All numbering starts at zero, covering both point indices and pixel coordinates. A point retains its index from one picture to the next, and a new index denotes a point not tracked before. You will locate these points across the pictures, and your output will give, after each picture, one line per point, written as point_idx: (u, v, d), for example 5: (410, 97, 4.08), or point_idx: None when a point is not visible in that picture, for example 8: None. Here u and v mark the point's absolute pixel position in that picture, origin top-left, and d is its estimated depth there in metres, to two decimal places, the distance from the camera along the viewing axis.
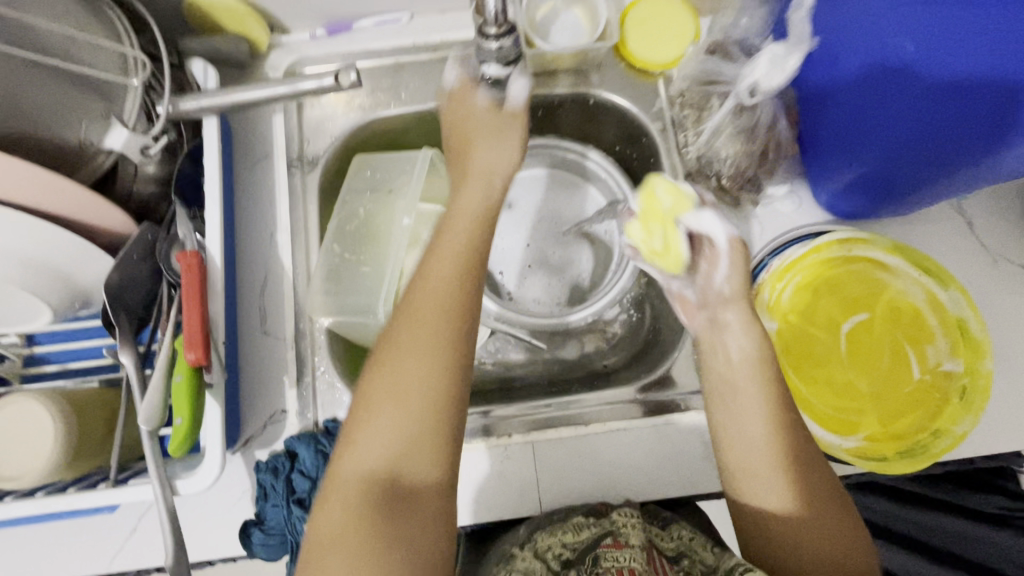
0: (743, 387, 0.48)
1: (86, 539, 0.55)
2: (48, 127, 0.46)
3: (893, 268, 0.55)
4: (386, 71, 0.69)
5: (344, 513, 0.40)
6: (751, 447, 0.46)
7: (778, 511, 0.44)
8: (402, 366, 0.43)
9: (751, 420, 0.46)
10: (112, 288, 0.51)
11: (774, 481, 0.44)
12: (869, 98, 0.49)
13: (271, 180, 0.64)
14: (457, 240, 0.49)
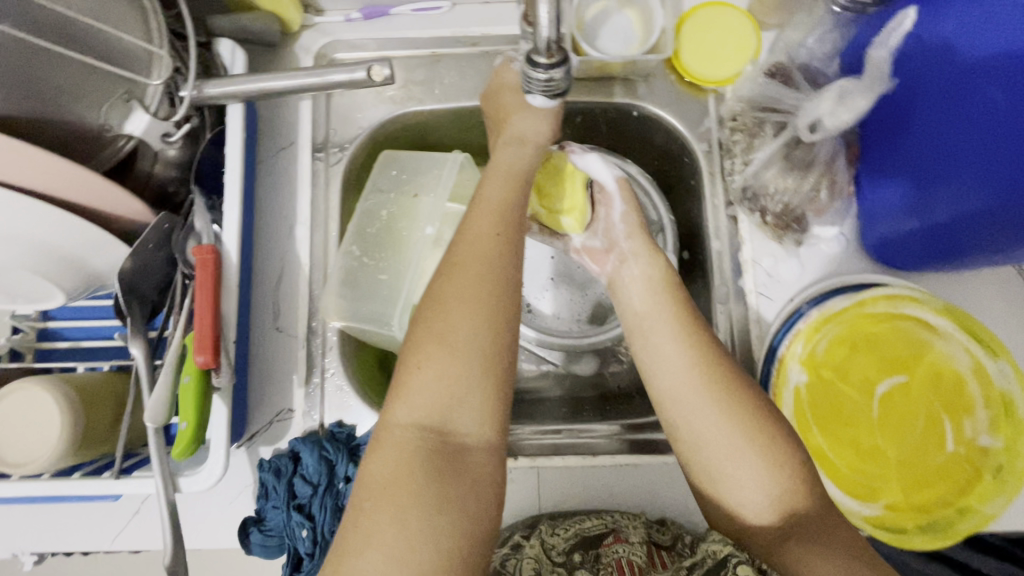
0: (656, 318, 0.50)
1: (90, 516, 0.55)
2: (70, 112, 0.44)
3: (939, 331, 0.52)
4: (421, 62, 0.66)
5: (395, 460, 0.39)
6: (677, 380, 0.47)
7: (717, 445, 0.45)
8: (454, 321, 0.42)
9: (673, 355, 0.48)
10: (125, 276, 0.50)
11: (707, 414, 0.45)
12: (945, 114, 0.45)
13: (294, 169, 0.62)
14: (494, 196, 0.49)
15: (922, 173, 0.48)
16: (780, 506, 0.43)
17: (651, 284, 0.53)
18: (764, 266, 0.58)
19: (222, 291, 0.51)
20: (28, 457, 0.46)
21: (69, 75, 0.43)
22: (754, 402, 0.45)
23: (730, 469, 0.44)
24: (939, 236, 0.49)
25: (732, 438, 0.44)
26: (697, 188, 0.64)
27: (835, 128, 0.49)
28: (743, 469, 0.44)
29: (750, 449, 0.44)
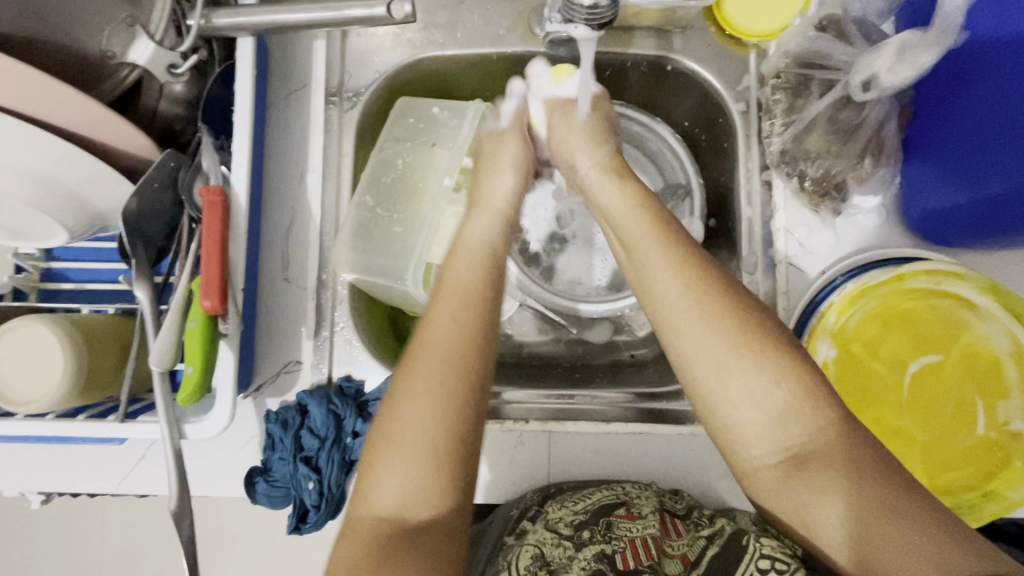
0: (639, 231, 0.46)
1: (96, 459, 0.55)
2: (71, 36, 0.43)
3: (981, 310, 0.49)
4: (443, 3, 0.61)
5: (351, 558, 0.37)
6: (670, 298, 0.43)
7: (722, 365, 0.40)
8: (411, 418, 0.39)
9: (664, 269, 0.43)
10: (131, 216, 0.48)
11: (708, 331, 0.41)
12: (951, 100, 0.47)
13: (306, 113, 0.59)
14: (460, 277, 0.46)
15: (988, 142, 0.44)
16: (793, 424, 0.39)
17: (637, 203, 0.48)
18: (796, 237, 0.55)
19: (229, 235, 0.50)
20: (33, 396, 0.45)
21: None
22: (753, 315, 0.41)
23: (736, 387, 0.40)
24: (1000, 215, 0.46)
25: (731, 351, 0.40)
26: (730, 151, 0.60)
27: (890, 86, 0.46)
28: (750, 386, 0.39)
29: (755, 364, 0.40)
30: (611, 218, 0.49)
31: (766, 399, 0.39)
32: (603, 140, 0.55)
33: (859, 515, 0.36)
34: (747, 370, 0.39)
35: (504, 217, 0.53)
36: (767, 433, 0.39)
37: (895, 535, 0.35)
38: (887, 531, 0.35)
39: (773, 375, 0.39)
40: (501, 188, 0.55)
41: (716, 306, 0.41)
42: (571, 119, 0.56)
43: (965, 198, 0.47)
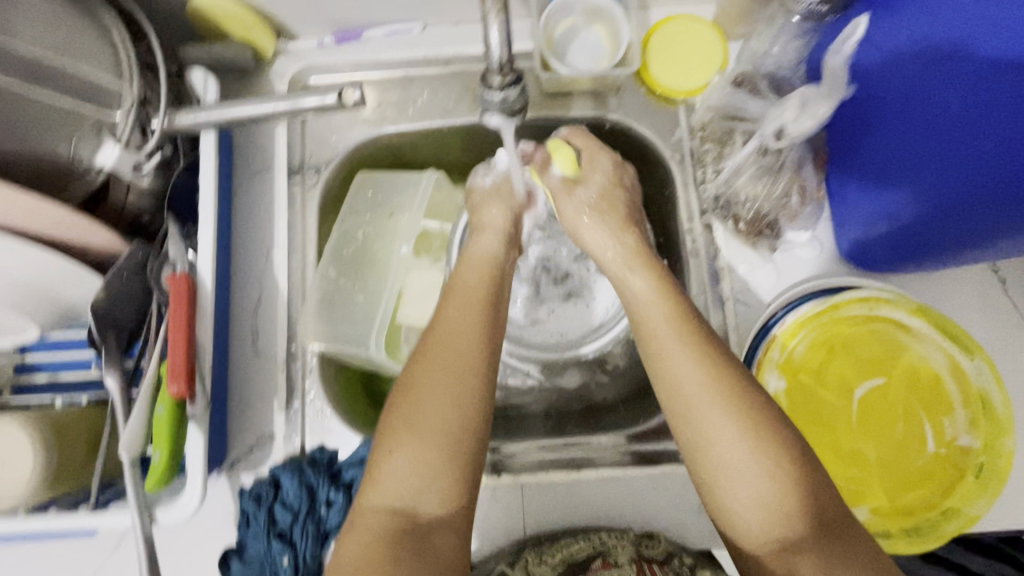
0: (655, 318, 0.48)
1: (71, 551, 0.55)
2: (43, 147, 0.45)
3: (915, 331, 0.52)
4: (395, 84, 0.67)
5: (364, 545, 0.39)
6: (689, 395, 0.44)
7: (730, 459, 0.41)
8: (425, 404, 0.43)
9: (688, 367, 0.44)
10: (99, 308, 0.50)
11: (722, 425, 0.42)
12: (911, 102, 0.45)
13: (270, 193, 0.62)
14: (470, 279, 0.51)
15: (900, 169, 0.48)
16: (793, 522, 0.40)
17: (662, 295, 0.49)
18: (740, 274, 0.59)
19: (196, 318, 0.51)
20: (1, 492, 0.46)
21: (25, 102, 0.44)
22: (769, 415, 0.42)
23: (737, 474, 0.41)
24: (926, 238, 0.48)
25: (733, 439, 0.41)
26: (671, 197, 0.64)
27: (798, 135, 0.50)
28: (753, 481, 0.41)
29: (762, 463, 0.41)
30: (631, 303, 0.50)
31: (767, 493, 0.40)
32: (614, 213, 0.56)
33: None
34: (753, 467, 0.41)
35: (505, 232, 0.56)
36: (767, 526, 0.40)
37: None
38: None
39: (781, 474, 0.40)
40: (490, 249, 0.54)
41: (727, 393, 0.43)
42: (578, 193, 0.57)
43: (889, 225, 0.50)
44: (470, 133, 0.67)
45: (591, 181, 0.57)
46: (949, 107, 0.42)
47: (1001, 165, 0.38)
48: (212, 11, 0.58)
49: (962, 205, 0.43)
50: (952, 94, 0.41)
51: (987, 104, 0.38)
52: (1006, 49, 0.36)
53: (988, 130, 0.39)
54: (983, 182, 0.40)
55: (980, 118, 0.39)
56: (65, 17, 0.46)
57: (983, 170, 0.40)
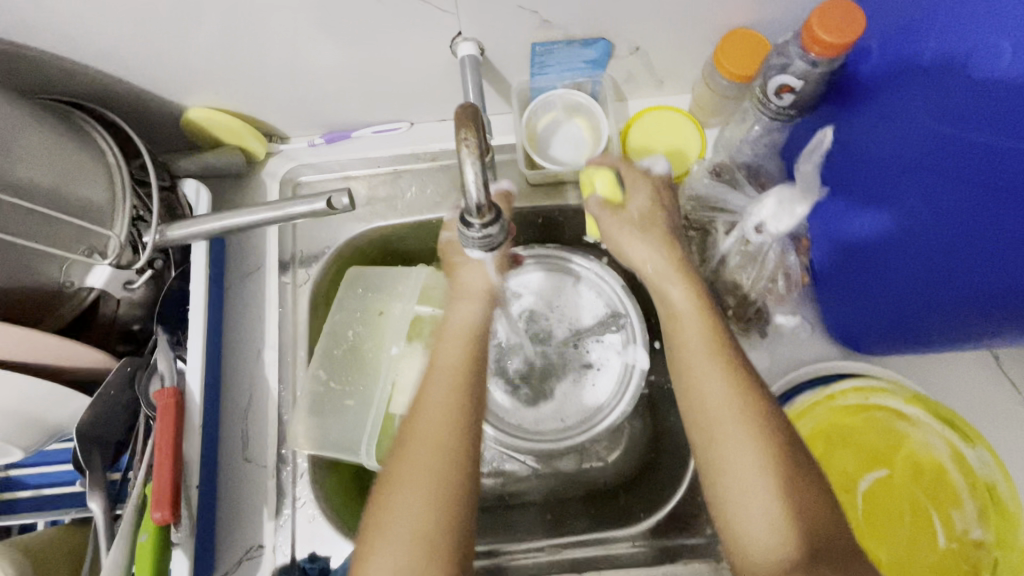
0: (684, 320, 0.47)
1: None
2: (34, 273, 0.46)
3: (912, 419, 0.51)
4: (384, 179, 0.69)
5: None
6: (714, 407, 0.44)
7: (742, 468, 0.42)
8: (401, 506, 0.42)
9: (715, 382, 0.44)
10: (85, 427, 0.49)
11: (742, 440, 0.42)
12: (888, 121, 0.46)
13: (261, 292, 0.63)
14: (449, 359, 0.48)
15: (878, 191, 0.48)
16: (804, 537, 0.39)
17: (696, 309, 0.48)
18: None
19: (184, 433, 0.51)
20: None
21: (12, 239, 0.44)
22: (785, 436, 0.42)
23: (748, 486, 0.41)
24: (901, 329, 0.50)
25: (746, 445, 0.42)
26: None
27: (778, 232, 0.51)
28: (760, 494, 0.41)
29: (772, 479, 0.41)
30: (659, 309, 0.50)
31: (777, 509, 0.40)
32: (656, 226, 0.52)
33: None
34: (763, 481, 0.41)
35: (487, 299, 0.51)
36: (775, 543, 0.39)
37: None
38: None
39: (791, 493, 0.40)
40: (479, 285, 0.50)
41: (741, 396, 0.44)
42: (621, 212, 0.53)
43: (868, 312, 0.52)
44: None
45: (636, 199, 0.53)
46: (922, 209, 0.44)
47: (976, 270, 0.40)
48: (205, 122, 0.61)
49: (938, 302, 0.44)
50: (924, 197, 0.43)
51: (959, 211, 0.40)
52: (977, 167, 0.38)
53: (961, 236, 0.41)
54: (958, 282, 0.42)
55: (951, 223, 0.41)
56: (57, 145, 0.48)
57: (958, 273, 0.41)
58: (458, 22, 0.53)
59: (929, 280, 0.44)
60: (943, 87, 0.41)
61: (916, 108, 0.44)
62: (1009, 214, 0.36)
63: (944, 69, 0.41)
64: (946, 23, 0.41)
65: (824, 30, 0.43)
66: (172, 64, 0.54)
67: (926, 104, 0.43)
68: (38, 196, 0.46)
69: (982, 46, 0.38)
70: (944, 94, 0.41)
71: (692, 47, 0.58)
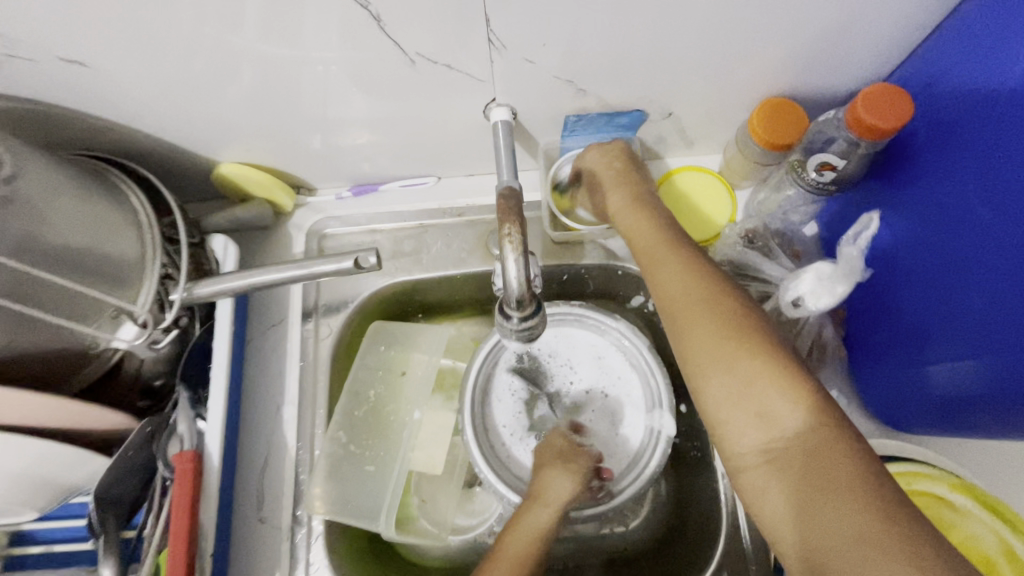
0: (641, 231, 0.51)
1: None
2: (63, 339, 0.46)
3: (959, 508, 0.49)
4: (409, 233, 0.69)
5: None
6: (676, 305, 0.45)
7: (711, 359, 0.42)
8: None
9: (671, 276, 0.46)
10: (102, 486, 0.48)
11: (702, 327, 0.43)
12: (931, 152, 0.47)
13: (283, 345, 0.62)
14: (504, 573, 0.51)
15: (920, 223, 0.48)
16: (777, 415, 0.39)
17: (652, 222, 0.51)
18: None
19: (201, 496, 0.50)
20: None
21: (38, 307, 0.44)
22: (743, 311, 0.42)
23: (716, 378, 0.41)
24: (960, 424, 0.47)
25: (706, 332, 0.42)
26: None
27: (817, 309, 0.49)
28: (728, 379, 0.41)
29: (738, 363, 0.40)
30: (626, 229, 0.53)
31: (746, 387, 0.40)
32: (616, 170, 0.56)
33: (810, 509, 0.36)
34: (723, 362, 0.41)
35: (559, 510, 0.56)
36: (751, 431, 0.39)
37: (842, 512, 0.34)
38: (832, 514, 0.34)
39: (753, 371, 0.40)
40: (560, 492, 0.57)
41: (697, 285, 0.45)
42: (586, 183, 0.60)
43: (916, 404, 0.50)
44: (483, 282, 0.69)
45: (591, 159, 0.57)
46: (983, 304, 0.42)
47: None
48: (237, 177, 0.61)
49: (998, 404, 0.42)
50: (985, 291, 0.42)
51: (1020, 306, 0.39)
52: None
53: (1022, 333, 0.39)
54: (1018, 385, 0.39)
55: (1012, 318, 0.39)
56: (89, 206, 0.47)
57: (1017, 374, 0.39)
58: (493, 89, 0.53)
59: (988, 378, 0.42)
60: (995, 176, 0.41)
61: (971, 202, 0.43)
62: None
63: (999, 164, 0.41)
64: (997, 117, 0.41)
65: (868, 113, 0.42)
66: (210, 122, 0.55)
67: (982, 198, 0.42)
68: (72, 262, 0.45)
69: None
70: (999, 189, 0.40)
71: (724, 114, 0.58)
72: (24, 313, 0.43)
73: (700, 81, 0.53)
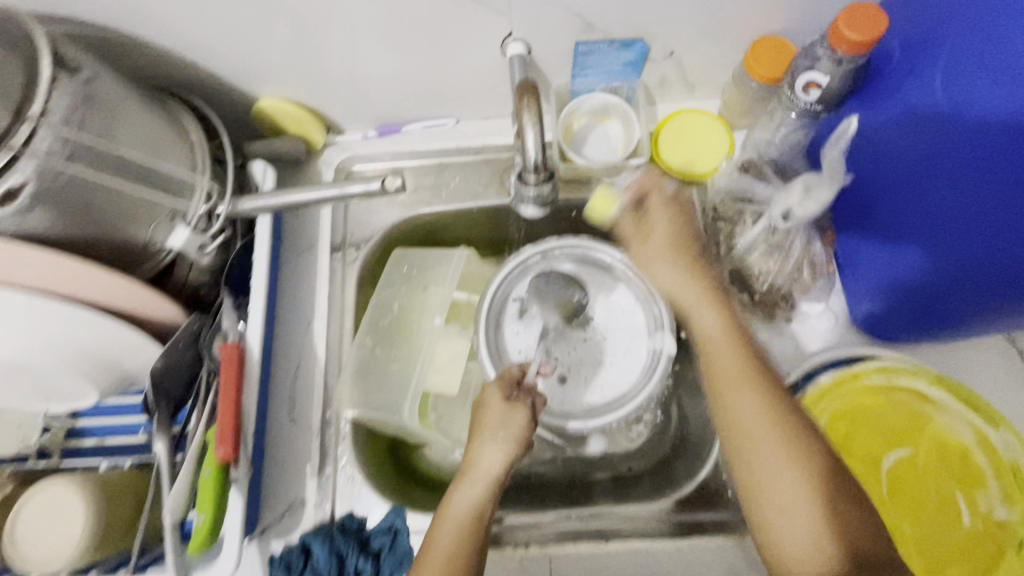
0: (681, 267, 0.57)
1: None
2: (121, 236, 0.50)
3: (937, 402, 0.53)
4: (430, 170, 0.74)
5: None
6: (746, 428, 0.47)
7: (763, 456, 0.45)
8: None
9: (750, 405, 0.47)
10: (156, 372, 0.54)
11: (778, 464, 0.44)
12: (891, 86, 0.51)
13: (313, 268, 0.68)
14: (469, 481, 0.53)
15: (892, 156, 0.51)
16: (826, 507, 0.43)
17: (730, 333, 0.51)
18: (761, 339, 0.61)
19: (244, 384, 0.55)
20: (49, 555, 0.48)
21: (103, 190, 0.47)
22: (806, 427, 0.46)
23: (774, 481, 0.44)
24: (939, 316, 0.52)
25: (755, 418, 0.46)
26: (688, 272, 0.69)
27: (805, 217, 0.53)
28: (780, 470, 0.44)
29: (787, 448, 0.45)
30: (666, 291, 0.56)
31: (820, 531, 0.42)
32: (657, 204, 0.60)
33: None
34: (797, 466, 0.44)
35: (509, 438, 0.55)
36: (815, 559, 0.42)
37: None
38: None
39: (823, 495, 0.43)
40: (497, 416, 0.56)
41: (749, 374, 0.48)
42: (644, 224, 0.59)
43: (899, 305, 0.54)
44: (496, 215, 0.74)
45: (658, 228, 0.59)
46: (966, 223, 0.45)
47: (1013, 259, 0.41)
48: (274, 112, 0.67)
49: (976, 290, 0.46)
50: (968, 211, 0.44)
51: (987, 197, 0.42)
52: (1006, 157, 0.40)
53: (998, 226, 0.42)
54: (992, 269, 0.43)
55: (997, 228, 0.42)
56: (148, 116, 0.51)
57: (991, 261, 0.43)
58: (509, 22, 0.58)
59: (966, 270, 0.46)
60: (952, 98, 0.45)
61: (933, 115, 0.47)
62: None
63: (952, 69, 0.44)
64: (946, 30, 0.45)
65: (849, 30, 0.47)
66: (251, 55, 0.60)
67: (950, 102, 0.45)
68: (135, 167, 0.49)
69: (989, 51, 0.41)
70: (958, 104, 0.44)
71: (722, 53, 0.63)
72: (92, 210, 0.47)
73: (698, 17, 0.58)
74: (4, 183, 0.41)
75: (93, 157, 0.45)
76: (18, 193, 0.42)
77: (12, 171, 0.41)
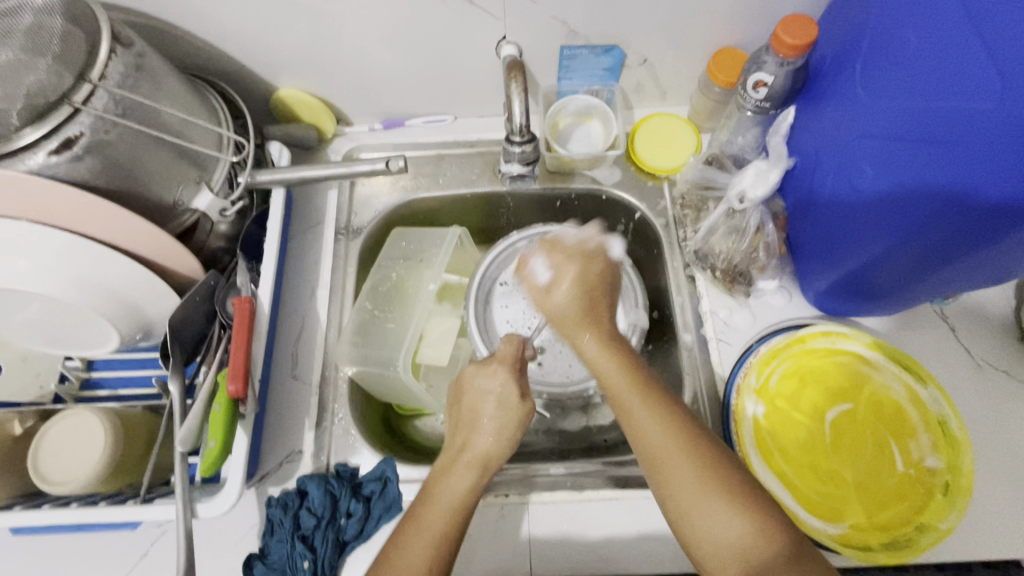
0: (618, 383, 0.52)
1: (90, 556, 0.57)
2: (153, 194, 0.56)
3: (875, 363, 0.60)
4: (429, 160, 0.81)
5: None
6: (660, 453, 0.48)
7: (687, 488, 0.46)
8: (407, 553, 0.48)
9: (650, 423, 0.49)
10: (175, 321, 0.58)
11: (687, 479, 0.46)
12: (843, 81, 0.57)
13: (319, 243, 0.74)
14: (479, 448, 0.53)
15: (843, 141, 0.57)
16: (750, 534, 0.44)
17: (621, 360, 0.53)
18: (721, 318, 0.68)
19: (253, 335, 0.60)
20: (69, 476, 0.52)
21: (142, 148, 0.53)
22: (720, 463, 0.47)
23: (703, 517, 0.45)
24: (867, 282, 0.59)
25: (682, 473, 0.46)
26: (660, 255, 0.76)
27: (758, 198, 0.61)
28: (708, 510, 0.45)
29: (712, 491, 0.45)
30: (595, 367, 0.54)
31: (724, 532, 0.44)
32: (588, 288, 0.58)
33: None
34: (701, 483, 0.46)
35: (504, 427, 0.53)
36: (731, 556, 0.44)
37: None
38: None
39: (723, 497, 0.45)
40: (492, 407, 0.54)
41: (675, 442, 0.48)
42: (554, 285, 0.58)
43: (836, 275, 0.62)
44: (487, 200, 0.81)
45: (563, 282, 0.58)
46: (903, 213, 0.50)
47: (928, 225, 0.48)
48: (291, 101, 0.74)
49: (899, 253, 0.53)
50: (906, 200, 0.49)
51: (922, 191, 0.48)
52: (923, 132, 0.47)
53: (930, 217, 0.47)
54: (912, 235, 0.50)
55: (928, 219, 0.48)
56: (184, 91, 0.58)
57: (911, 226, 0.50)
58: (504, 27, 0.67)
59: (889, 237, 0.52)
60: (903, 94, 0.50)
61: (883, 108, 0.52)
62: (948, 167, 0.45)
63: (900, 66, 0.50)
64: (895, 28, 0.51)
65: (788, 35, 0.57)
66: (274, 49, 0.68)
67: (886, 97, 0.51)
68: (171, 131, 0.56)
69: (933, 52, 0.47)
70: (907, 98, 0.49)
71: (689, 61, 0.72)
72: (131, 165, 0.53)
73: (666, 28, 0.67)
74: (64, 132, 0.48)
75: (140, 117, 0.52)
76: (75, 142, 0.49)
77: (74, 122, 0.48)
